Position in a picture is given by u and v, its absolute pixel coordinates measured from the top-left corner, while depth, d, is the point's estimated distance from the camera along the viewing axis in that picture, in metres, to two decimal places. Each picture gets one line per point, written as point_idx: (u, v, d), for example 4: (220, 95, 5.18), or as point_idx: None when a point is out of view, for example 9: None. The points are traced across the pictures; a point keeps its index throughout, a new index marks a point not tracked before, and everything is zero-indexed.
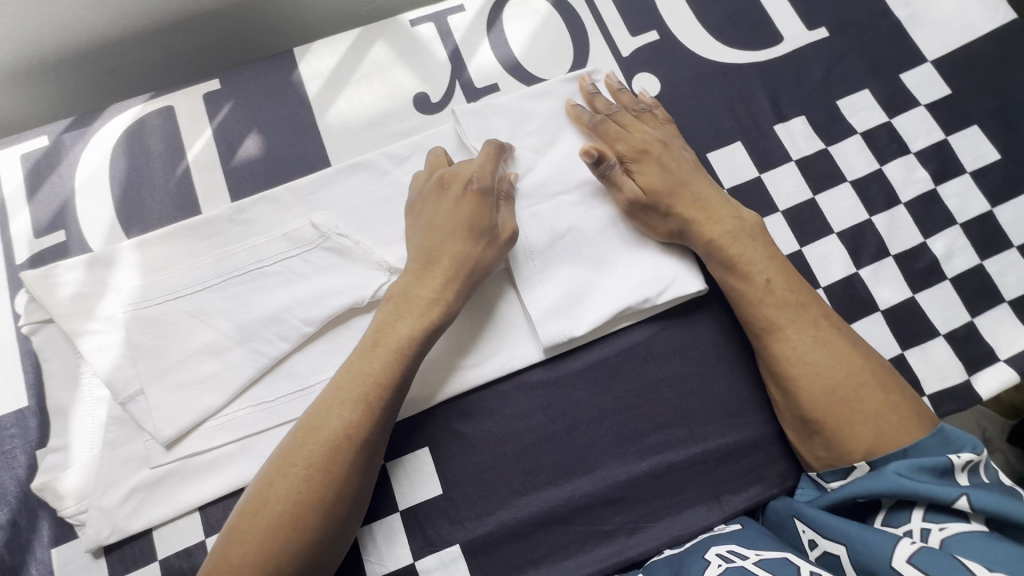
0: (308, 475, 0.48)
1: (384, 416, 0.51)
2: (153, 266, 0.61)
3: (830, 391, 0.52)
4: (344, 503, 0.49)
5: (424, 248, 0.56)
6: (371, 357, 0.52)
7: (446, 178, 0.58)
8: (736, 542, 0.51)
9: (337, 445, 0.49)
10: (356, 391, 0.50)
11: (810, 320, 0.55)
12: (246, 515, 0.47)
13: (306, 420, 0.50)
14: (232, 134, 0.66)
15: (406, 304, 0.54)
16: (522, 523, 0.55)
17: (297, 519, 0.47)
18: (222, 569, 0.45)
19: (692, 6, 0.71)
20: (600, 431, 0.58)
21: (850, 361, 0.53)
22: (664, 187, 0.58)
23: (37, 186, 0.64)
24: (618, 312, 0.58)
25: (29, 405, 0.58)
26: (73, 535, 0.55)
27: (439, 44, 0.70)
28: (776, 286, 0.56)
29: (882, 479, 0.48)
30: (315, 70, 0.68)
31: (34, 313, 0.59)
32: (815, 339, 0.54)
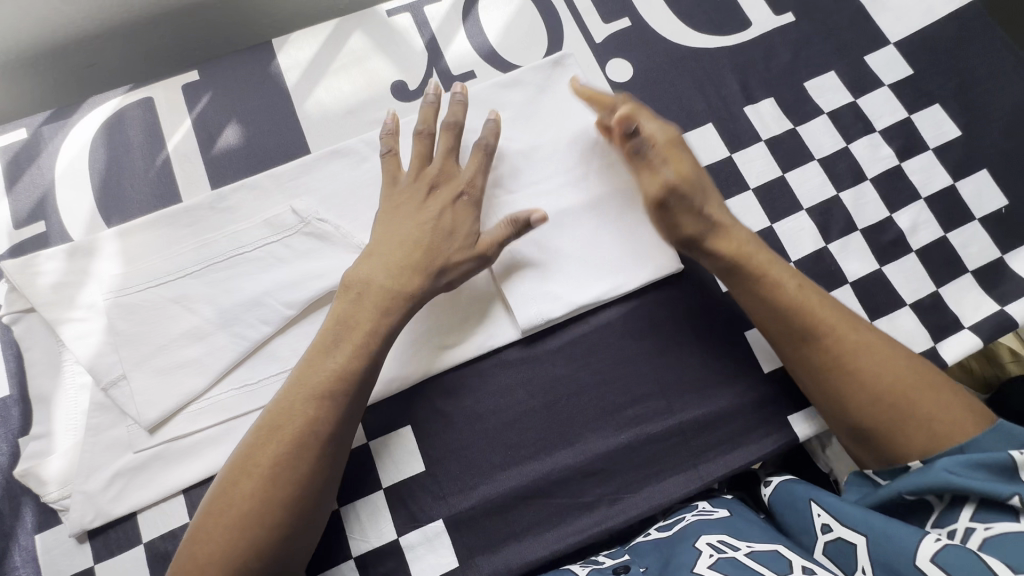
0: (271, 475, 0.48)
1: (351, 406, 0.52)
2: (134, 254, 0.61)
3: (874, 399, 0.51)
4: (308, 495, 0.49)
5: (409, 249, 0.56)
6: (330, 355, 0.52)
7: (439, 173, 0.58)
8: (725, 531, 0.50)
9: (297, 441, 0.49)
10: (314, 385, 0.51)
11: (842, 327, 0.54)
12: (214, 509, 0.48)
13: (266, 418, 0.51)
14: (212, 124, 0.67)
15: (364, 299, 0.54)
16: (503, 496, 0.56)
17: (260, 517, 0.47)
18: (191, 568, 0.46)
19: None
20: (580, 405, 0.59)
21: (890, 364, 0.52)
22: (691, 185, 0.57)
23: (16, 177, 0.64)
24: (596, 298, 0.60)
25: (11, 395, 0.58)
26: (57, 522, 0.55)
27: (415, 34, 0.71)
28: (804, 296, 0.55)
29: (926, 474, 0.47)
30: (293, 61, 0.69)
31: (15, 303, 0.59)
32: (851, 347, 0.53)
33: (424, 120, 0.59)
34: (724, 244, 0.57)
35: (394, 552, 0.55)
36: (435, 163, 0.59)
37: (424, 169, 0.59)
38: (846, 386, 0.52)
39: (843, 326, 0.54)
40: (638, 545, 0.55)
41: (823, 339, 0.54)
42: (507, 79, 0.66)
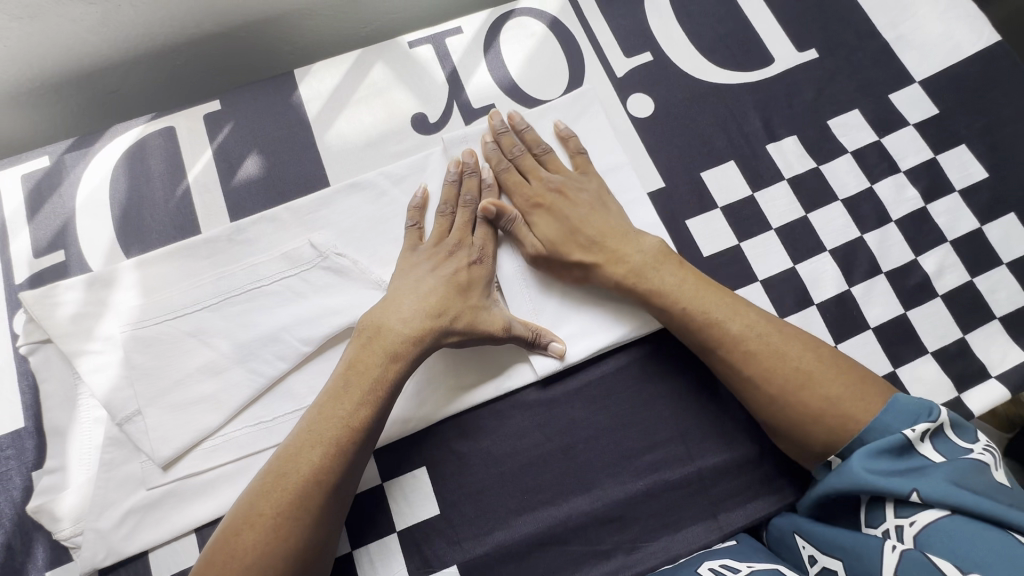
0: (277, 525, 0.48)
1: (357, 453, 0.51)
2: (153, 285, 0.61)
3: (774, 399, 0.52)
4: (309, 545, 0.49)
5: (426, 311, 0.55)
6: (338, 402, 0.52)
7: (457, 240, 0.59)
8: (730, 556, 0.52)
9: (306, 489, 0.49)
10: (327, 433, 0.51)
11: (737, 328, 0.54)
12: (215, 562, 0.47)
13: (275, 464, 0.50)
14: (233, 155, 0.67)
15: (367, 346, 0.54)
16: (519, 543, 0.55)
17: (264, 567, 0.47)
18: None
19: (684, 28, 0.73)
20: (595, 451, 0.58)
21: (782, 364, 0.53)
22: (557, 236, 0.59)
23: (39, 206, 0.65)
24: (615, 338, 0.59)
25: (26, 426, 0.58)
26: (67, 559, 0.54)
27: (437, 66, 0.71)
28: (695, 302, 0.55)
29: (842, 478, 0.48)
30: (314, 92, 0.69)
31: (33, 333, 0.59)
32: (745, 347, 0.54)
33: (446, 198, 0.61)
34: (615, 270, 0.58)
35: None
36: (454, 234, 0.59)
37: (444, 237, 0.59)
38: (748, 387, 0.54)
39: (738, 333, 0.54)
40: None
41: (715, 349, 0.55)
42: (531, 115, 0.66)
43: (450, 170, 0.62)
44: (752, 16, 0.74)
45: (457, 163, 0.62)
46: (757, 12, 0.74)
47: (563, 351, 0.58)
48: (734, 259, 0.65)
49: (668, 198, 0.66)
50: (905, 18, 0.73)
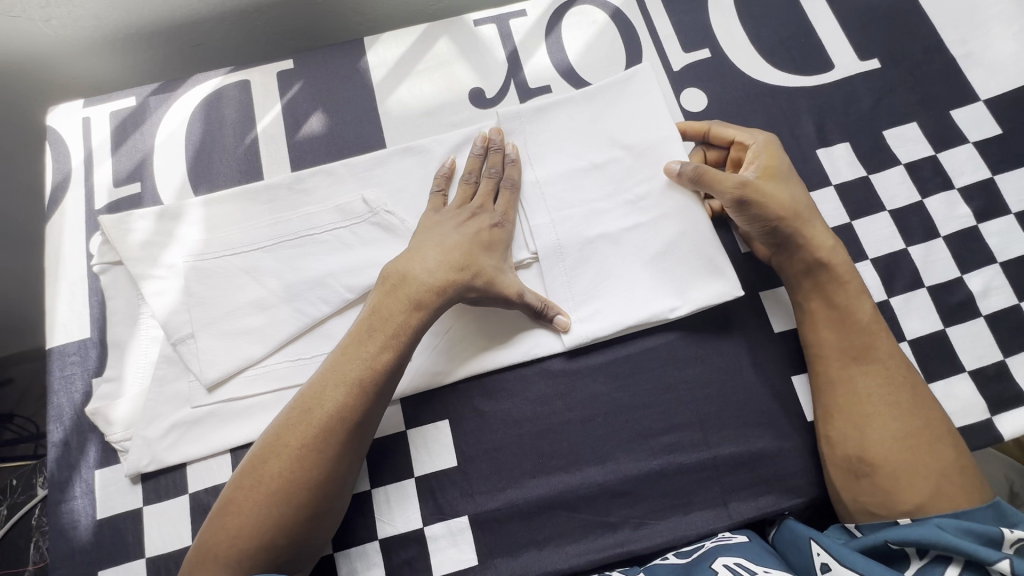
0: (302, 455, 0.50)
1: (376, 395, 0.53)
2: (215, 223, 0.65)
3: (902, 436, 0.52)
4: (331, 476, 0.51)
5: (450, 266, 0.57)
6: (362, 345, 0.53)
7: (480, 204, 0.61)
8: (743, 555, 0.50)
9: (329, 425, 0.51)
10: (351, 373, 0.52)
11: (902, 362, 0.55)
12: (243, 484, 0.50)
13: (300, 400, 0.52)
14: (300, 112, 0.71)
15: (397, 292, 0.55)
16: (530, 503, 0.57)
17: (291, 492, 0.49)
18: (219, 539, 0.48)
19: (746, 29, 0.74)
20: (615, 425, 0.59)
21: (925, 411, 0.53)
22: (784, 176, 0.60)
23: (122, 140, 0.70)
24: (642, 320, 0.60)
25: (91, 337, 0.63)
26: (115, 461, 0.59)
27: (498, 44, 0.74)
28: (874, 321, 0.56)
29: (920, 527, 0.46)
30: (381, 60, 0.73)
31: (106, 254, 0.64)
32: (899, 382, 0.54)
33: (469, 167, 0.63)
34: (811, 265, 0.58)
35: (418, 540, 0.56)
36: (477, 199, 0.62)
37: (467, 202, 0.62)
38: (885, 415, 0.52)
39: (898, 360, 0.55)
40: (655, 566, 0.54)
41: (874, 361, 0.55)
42: (587, 95, 0.67)
43: (476, 143, 0.64)
44: (816, 22, 0.74)
45: (483, 138, 0.64)
46: (820, 19, 0.74)
47: (568, 324, 0.59)
48: None
49: None
50: (975, 36, 0.72)
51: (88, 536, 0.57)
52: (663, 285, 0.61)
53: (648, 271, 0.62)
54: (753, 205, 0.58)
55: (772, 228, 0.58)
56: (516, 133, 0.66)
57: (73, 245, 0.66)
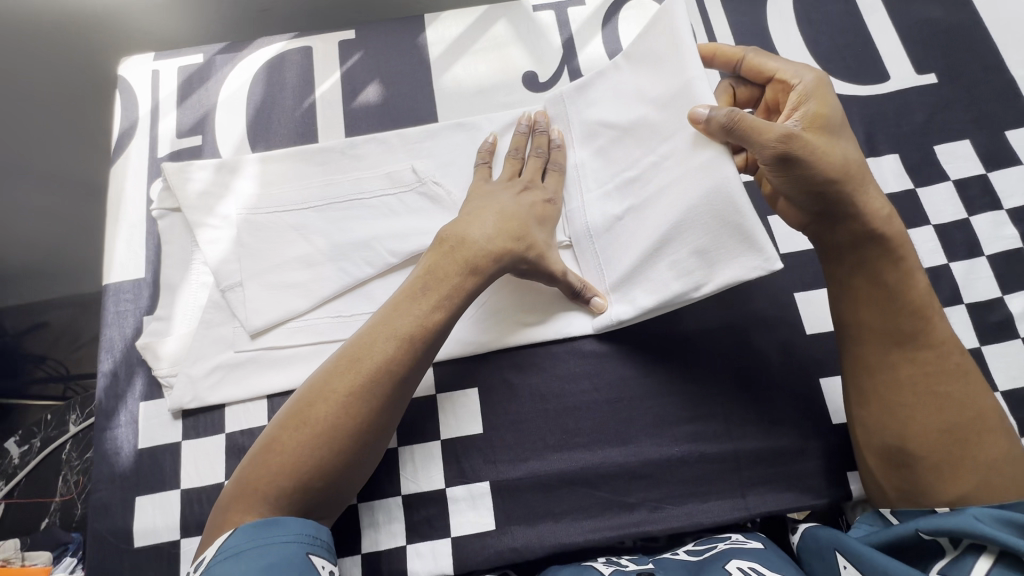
0: (348, 401, 0.52)
1: (424, 351, 0.55)
2: (270, 180, 0.68)
3: (948, 428, 0.50)
4: (375, 425, 0.53)
5: (504, 232, 0.58)
6: (414, 303, 0.55)
7: (530, 179, 0.63)
8: (757, 560, 0.50)
9: (377, 375, 0.53)
10: (401, 327, 0.54)
11: (956, 351, 0.52)
12: (288, 425, 0.51)
13: (349, 349, 0.54)
14: (357, 81, 0.73)
15: (454, 257, 0.57)
16: (551, 475, 0.58)
17: (335, 436, 0.51)
18: (262, 473, 0.50)
19: (803, 34, 0.74)
20: (640, 409, 0.60)
21: (974, 403, 0.51)
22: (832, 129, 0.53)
23: (188, 94, 0.73)
24: (664, 301, 0.56)
25: (145, 277, 0.66)
26: (159, 395, 0.61)
27: (555, 30, 0.75)
28: (930, 305, 0.52)
29: (954, 517, 0.46)
30: (439, 37, 0.75)
31: (166, 201, 0.67)
32: (950, 373, 0.51)
33: (516, 144, 0.65)
34: (862, 235, 0.52)
35: (439, 500, 0.58)
36: (525, 174, 0.63)
37: (516, 176, 0.63)
38: (929, 407, 0.51)
39: (950, 350, 0.52)
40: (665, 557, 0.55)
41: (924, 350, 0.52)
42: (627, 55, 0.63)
43: (522, 123, 0.66)
44: (875, 33, 0.74)
45: (529, 119, 0.66)
46: (879, 30, 0.74)
47: (604, 307, 0.60)
48: (812, 261, 0.65)
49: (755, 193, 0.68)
50: None
51: (128, 464, 0.59)
52: (688, 258, 0.55)
53: (673, 241, 0.55)
54: (798, 161, 0.50)
55: (819, 192, 0.51)
56: (562, 116, 0.67)
57: (134, 189, 0.69)
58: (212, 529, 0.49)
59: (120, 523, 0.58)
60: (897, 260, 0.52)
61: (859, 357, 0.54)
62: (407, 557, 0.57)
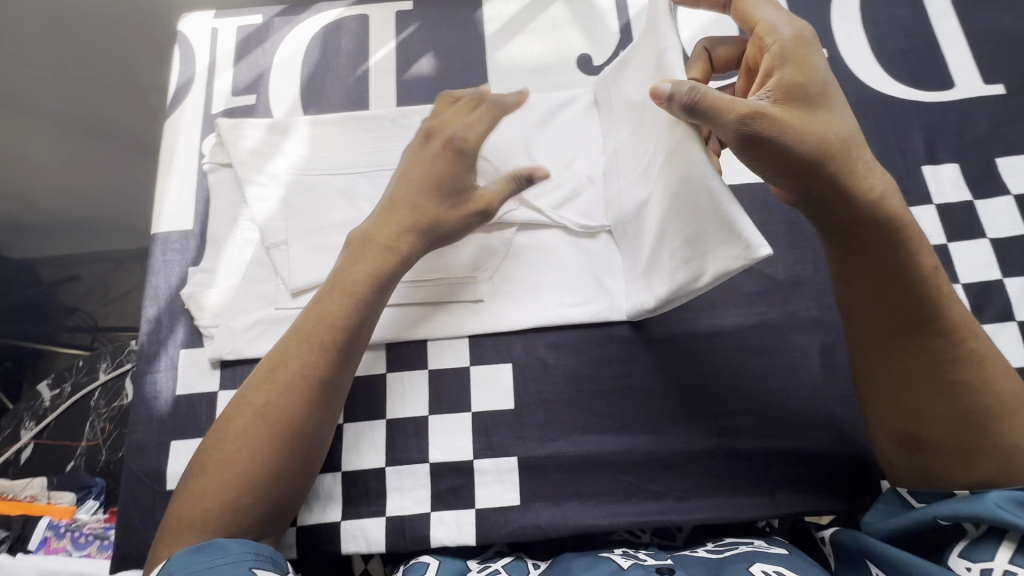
0: (264, 415, 0.51)
1: (337, 354, 0.53)
2: (320, 143, 0.69)
3: (960, 415, 0.47)
4: (297, 435, 0.51)
5: (468, 207, 0.59)
6: (316, 308, 0.54)
7: (429, 130, 0.61)
8: (784, 564, 0.49)
9: (291, 386, 0.52)
10: (304, 333, 0.54)
11: (965, 328, 0.48)
12: (206, 458, 0.50)
13: (261, 368, 0.54)
14: (412, 52, 0.73)
15: (365, 252, 0.56)
16: (578, 457, 0.58)
17: (253, 455, 0.49)
18: (187, 509, 0.48)
19: (867, 35, 0.72)
20: (673, 399, 0.60)
21: (990, 387, 0.47)
22: (810, 100, 0.46)
23: (245, 54, 0.74)
24: (671, 289, 0.53)
25: (193, 229, 0.67)
26: (199, 344, 0.63)
27: (613, 15, 0.74)
28: (936, 288, 0.47)
29: (975, 504, 0.44)
30: (496, 14, 0.75)
31: (218, 156, 0.68)
32: (965, 354, 0.47)
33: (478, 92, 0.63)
34: (859, 217, 0.47)
35: (466, 471, 0.58)
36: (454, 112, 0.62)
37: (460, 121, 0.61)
38: (935, 394, 0.48)
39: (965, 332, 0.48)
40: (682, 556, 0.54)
41: (935, 336, 0.48)
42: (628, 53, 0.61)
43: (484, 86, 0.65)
44: (943, 39, 0.72)
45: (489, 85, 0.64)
46: (948, 36, 0.72)
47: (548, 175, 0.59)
48: None
49: None
50: None
51: (166, 409, 0.61)
52: (681, 248, 0.51)
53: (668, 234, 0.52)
54: (762, 142, 0.45)
55: (802, 173, 0.46)
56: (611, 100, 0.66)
57: (187, 143, 0.70)
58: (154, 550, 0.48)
59: (154, 465, 0.59)
60: (884, 251, 0.48)
61: (864, 348, 0.52)
62: (430, 524, 0.57)
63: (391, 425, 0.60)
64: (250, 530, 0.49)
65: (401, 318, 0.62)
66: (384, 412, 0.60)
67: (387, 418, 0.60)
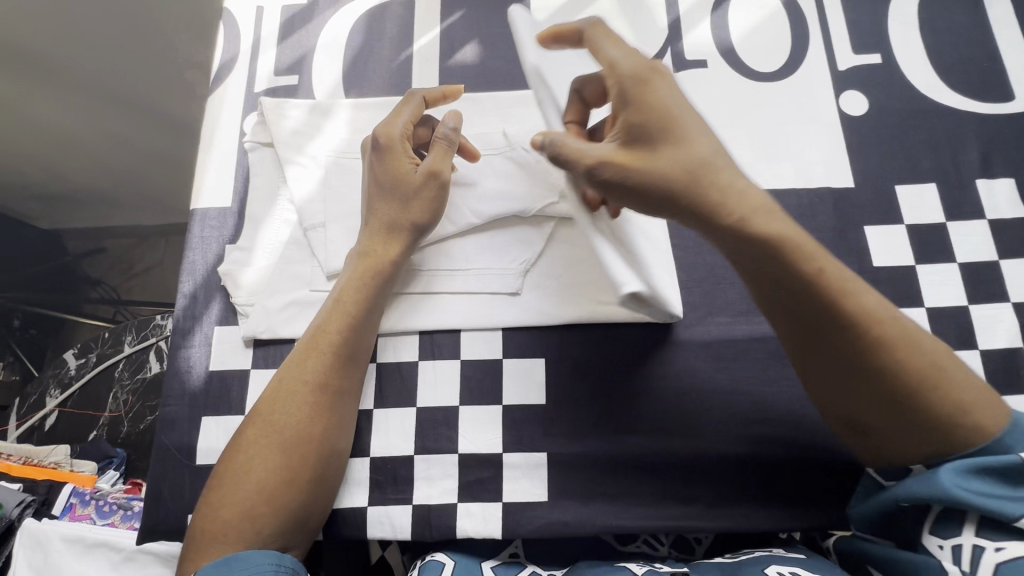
0: (275, 424, 0.52)
1: (342, 360, 0.55)
2: (360, 126, 0.68)
3: (880, 411, 0.45)
4: (312, 442, 0.52)
5: (418, 203, 0.59)
6: (322, 320, 0.56)
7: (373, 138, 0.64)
8: (803, 566, 0.48)
9: (300, 395, 0.53)
10: (311, 344, 0.55)
11: (871, 331, 0.43)
12: (223, 475, 0.51)
13: (273, 383, 0.55)
14: (456, 39, 0.73)
15: (359, 264, 0.58)
16: (608, 456, 0.58)
17: (269, 464, 0.51)
18: (211, 523, 0.49)
19: (925, 41, 0.70)
20: (708, 404, 0.59)
21: (915, 384, 0.43)
22: (658, 132, 0.46)
23: (289, 34, 0.74)
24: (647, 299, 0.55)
25: (232, 207, 0.67)
26: (234, 322, 0.63)
27: (662, 10, 0.73)
28: (827, 302, 0.43)
29: (931, 484, 0.43)
30: (543, 4, 0.74)
31: (259, 135, 0.68)
32: (890, 353, 0.43)
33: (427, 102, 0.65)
34: (733, 248, 0.45)
35: (496, 464, 0.58)
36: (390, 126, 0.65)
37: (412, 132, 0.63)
38: (859, 396, 0.45)
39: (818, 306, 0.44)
40: (700, 562, 0.53)
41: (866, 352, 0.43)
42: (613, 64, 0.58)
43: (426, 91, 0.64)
44: (1004, 49, 0.70)
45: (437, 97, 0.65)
46: (1009, 46, 0.70)
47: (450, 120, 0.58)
48: (905, 279, 0.62)
49: (853, 201, 0.65)
50: None
51: (198, 384, 0.61)
52: None
53: None
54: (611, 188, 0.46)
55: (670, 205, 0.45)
56: None
57: (229, 121, 0.71)
58: (182, 563, 0.49)
59: (185, 439, 0.59)
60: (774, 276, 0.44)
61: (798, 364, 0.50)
62: (457, 515, 0.56)
63: (421, 414, 0.59)
64: (271, 544, 0.49)
65: (435, 309, 0.62)
66: (415, 400, 0.60)
67: (418, 406, 0.60)
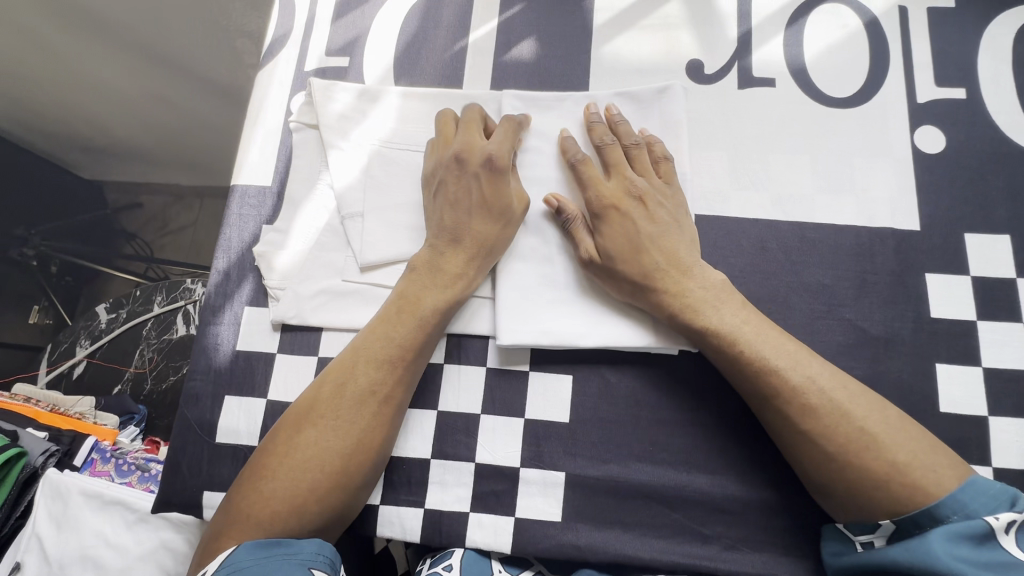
0: (337, 424, 0.51)
1: (407, 372, 0.55)
2: (408, 116, 0.66)
3: (819, 485, 0.50)
4: (370, 448, 0.52)
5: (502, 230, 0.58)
6: (391, 325, 0.55)
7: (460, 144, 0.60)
8: None
9: (365, 400, 0.52)
10: (379, 350, 0.54)
11: (794, 411, 0.49)
12: (272, 463, 0.51)
13: (332, 376, 0.54)
14: (514, 34, 0.70)
15: (433, 276, 0.57)
16: (629, 484, 0.56)
17: (332, 465, 0.50)
18: (261, 513, 0.48)
19: (1018, 79, 0.65)
20: (736, 443, 0.56)
21: (852, 469, 0.47)
22: (619, 250, 0.56)
23: (344, 12, 0.72)
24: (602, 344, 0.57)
25: (271, 187, 0.66)
26: (264, 305, 0.63)
27: (733, 20, 0.69)
28: (761, 386, 0.51)
29: (920, 549, 0.43)
30: (608, 4, 0.70)
31: (305, 116, 0.67)
32: (825, 424, 0.48)
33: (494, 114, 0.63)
34: (686, 332, 0.55)
35: (512, 478, 0.57)
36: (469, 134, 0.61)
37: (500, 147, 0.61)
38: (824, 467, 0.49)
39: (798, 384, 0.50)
40: None
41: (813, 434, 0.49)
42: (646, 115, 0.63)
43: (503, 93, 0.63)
44: None
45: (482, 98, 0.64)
46: None
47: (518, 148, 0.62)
48: (963, 334, 0.58)
49: (917, 245, 0.61)
50: None
51: (224, 362, 0.61)
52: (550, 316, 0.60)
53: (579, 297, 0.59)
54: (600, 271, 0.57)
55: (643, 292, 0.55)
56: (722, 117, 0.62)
57: (277, 98, 0.70)
58: (211, 546, 0.49)
59: (207, 416, 0.60)
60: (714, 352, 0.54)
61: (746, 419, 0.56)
62: (467, 525, 0.56)
63: (442, 418, 0.59)
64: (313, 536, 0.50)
65: (464, 314, 0.60)
66: (437, 403, 0.59)
67: (439, 410, 0.59)
